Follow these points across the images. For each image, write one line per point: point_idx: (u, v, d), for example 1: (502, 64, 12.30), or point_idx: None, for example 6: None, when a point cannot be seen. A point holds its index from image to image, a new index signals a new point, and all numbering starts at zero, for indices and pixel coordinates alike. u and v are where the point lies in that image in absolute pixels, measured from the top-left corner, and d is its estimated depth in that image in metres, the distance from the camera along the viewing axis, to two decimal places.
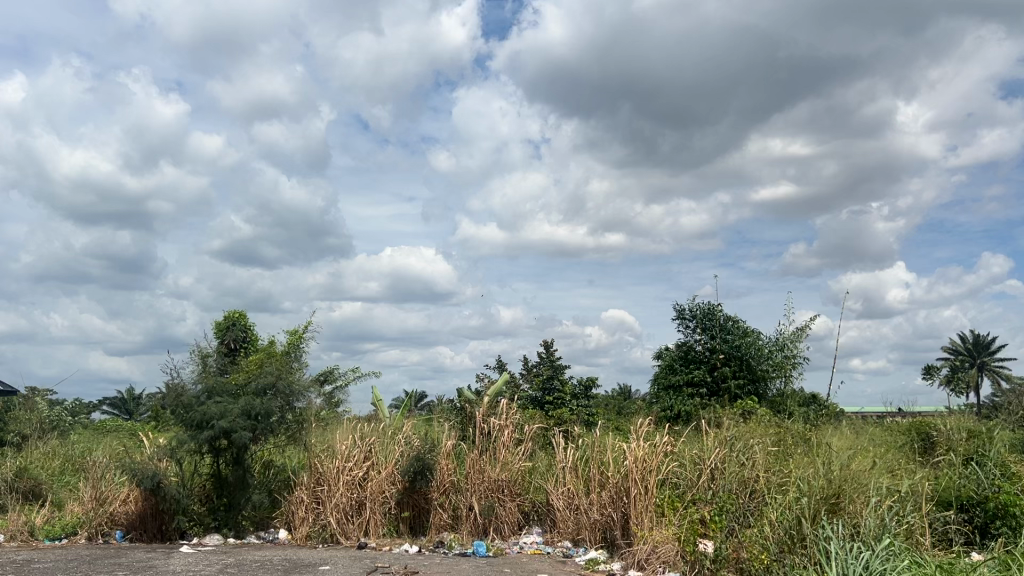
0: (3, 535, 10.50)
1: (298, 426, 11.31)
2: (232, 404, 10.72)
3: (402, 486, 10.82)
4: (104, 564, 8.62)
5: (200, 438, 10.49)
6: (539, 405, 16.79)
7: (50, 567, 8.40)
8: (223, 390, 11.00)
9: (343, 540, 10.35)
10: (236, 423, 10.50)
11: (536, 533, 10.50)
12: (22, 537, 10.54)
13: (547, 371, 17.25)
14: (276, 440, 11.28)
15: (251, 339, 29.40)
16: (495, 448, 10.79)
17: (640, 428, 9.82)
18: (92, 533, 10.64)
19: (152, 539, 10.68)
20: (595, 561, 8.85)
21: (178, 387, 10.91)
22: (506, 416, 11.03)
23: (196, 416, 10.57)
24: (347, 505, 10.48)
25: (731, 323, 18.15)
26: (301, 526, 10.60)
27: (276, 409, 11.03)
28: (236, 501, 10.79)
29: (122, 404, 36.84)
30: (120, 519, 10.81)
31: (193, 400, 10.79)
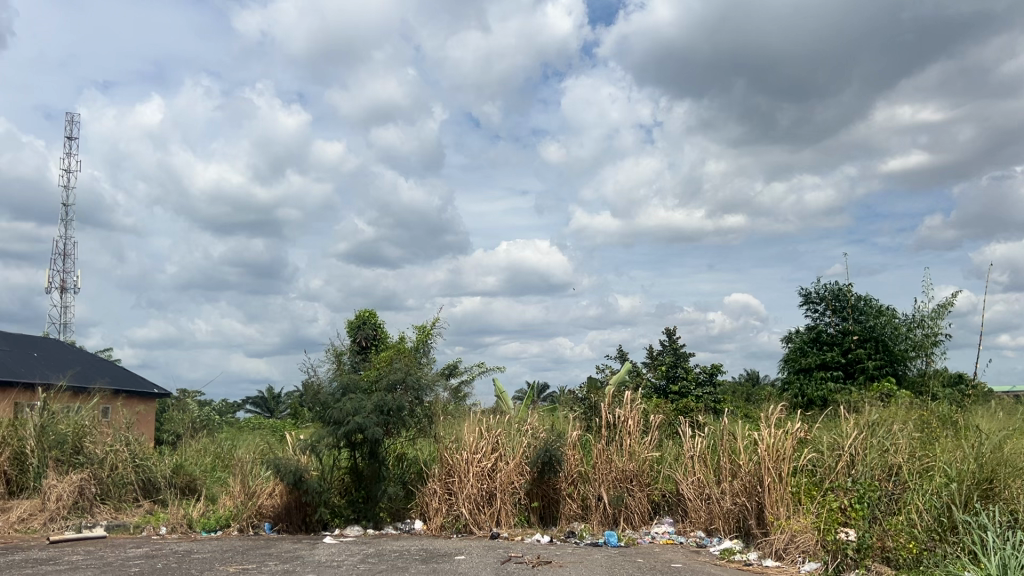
0: (164, 528, 11.27)
1: (427, 420, 11.60)
2: (366, 401, 11.16)
3: (531, 476, 10.91)
4: (255, 554, 9.14)
5: (337, 434, 10.94)
6: (664, 394, 16.59)
7: (208, 557, 8.98)
8: (356, 386, 11.45)
9: (476, 530, 10.57)
10: (369, 419, 10.91)
11: (668, 522, 10.36)
12: (182, 529, 11.26)
13: (671, 359, 17.00)
14: (407, 434, 11.61)
15: (380, 339, 30.28)
16: (621, 438, 10.79)
17: (771, 415, 9.56)
18: (244, 525, 11.26)
19: (297, 530, 11.24)
20: (731, 551, 8.69)
21: (315, 385, 11.44)
22: (630, 406, 11.00)
23: (333, 413, 11.04)
24: (478, 496, 10.69)
25: (864, 303, 17.35)
26: (434, 516, 10.92)
27: (407, 403, 11.37)
28: (373, 493, 11.22)
29: (264, 403, 38.72)
30: (267, 512, 11.34)
31: (329, 397, 11.27)
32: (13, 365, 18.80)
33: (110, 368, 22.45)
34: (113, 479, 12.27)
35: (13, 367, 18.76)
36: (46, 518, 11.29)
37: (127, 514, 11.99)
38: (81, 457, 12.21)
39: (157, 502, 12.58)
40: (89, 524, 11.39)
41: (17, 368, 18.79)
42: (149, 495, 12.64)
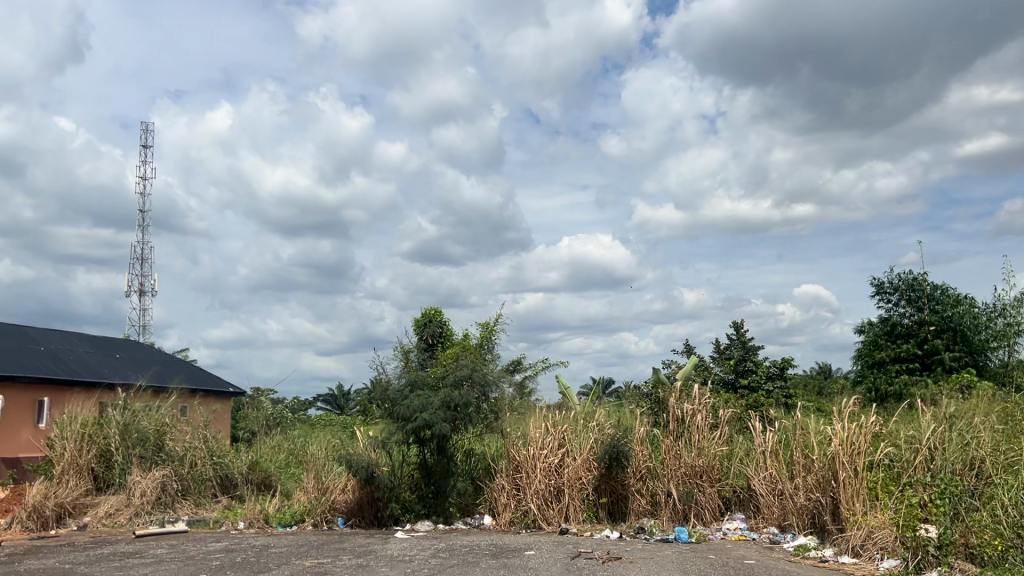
0: (243, 523, 11.59)
1: (493, 416, 11.68)
2: (433, 397, 11.30)
3: (599, 472, 10.89)
4: (330, 549, 9.34)
5: (406, 430, 11.10)
6: (733, 388, 16.36)
7: (285, 551, 9.22)
8: (424, 382, 11.60)
9: (545, 525, 10.60)
10: (436, 416, 11.05)
11: (740, 518, 10.21)
12: (259, 524, 11.57)
13: (739, 353, 16.73)
14: (475, 430, 11.71)
15: (446, 337, 30.56)
16: (689, 434, 10.68)
17: (844, 408, 9.35)
18: (318, 520, 11.51)
19: (370, 525, 11.45)
20: (806, 548, 8.51)
21: (383, 381, 11.64)
22: (698, 401, 10.87)
23: (401, 410, 11.22)
24: (546, 492, 10.71)
25: (940, 292, 16.80)
26: (503, 512, 10.98)
27: (473, 400, 11.47)
28: (443, 488, 11.37)
29: (334, 400, 39.51)
30: (340, 507, 11.56)
31: (398, 394, 11.46)
32: (97, 365, 19.65)
33: (187, 368, 23.19)
34: (193, 475, 12.71)
35: (97, 368, 19.54)
36: (132, 513, 11.77)
37: (207, 509, 12.39)
38: (162, 454, 12.68)
39: (235, 497, 12.98)
40: (172, 518, 11.82)
41: (100, 369, 19.57)
42: (227, 491, 13.05)
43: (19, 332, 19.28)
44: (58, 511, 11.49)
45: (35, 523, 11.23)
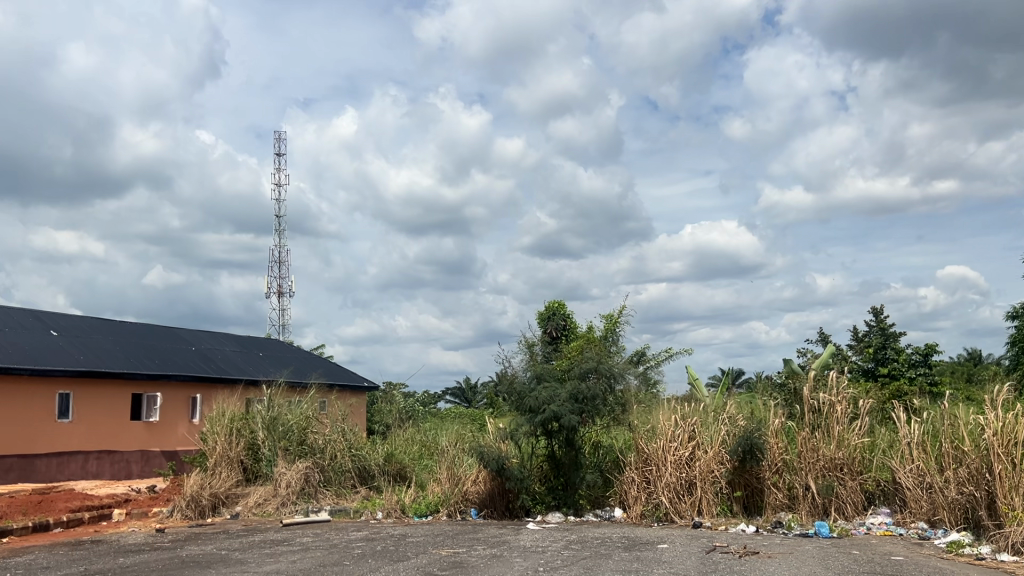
0: (381, 513, 12.01)
1: (620, 408, 11.61)
2: (560, 390, 11.38)
3: (732, 465, 10.65)
4: (465, 539, 9.56)
5: (534, 422, 11.22)
6: (872, 377, 15.63)
7: (422, 541, 9.49)
8: (550, 375, 11.68)
9: (678, 519, 10.47)
10: (564, 407, 11.12)
11: (885, 513, 9.76)
12: (396, 514, 11.96)
13: (879, 340, 15.93)
14: (602, 422, 11.69)
15: (570, 329, 30.60)
16: (828, 425, 10.27)
17: (998, 396, 8.75)
18: (452, 510, 11.78)
19: (502, 516, 11.63)
20: (959, 544, 8.03)
21: (509, 375, 11.79)
22: (836, 391, 10.44)
23: (529, 403, 11.34)
24: (678, 485, 10.58)
25: None
26: (634, 504, 10.91)
27: (600, 392, 11.45)
28: (573, 480, 11.44)
29: (462, 394, 40.32)
30: (473, 497, 11.80)
31: (525, 387, 11.59)
32: (242, 364, 20.82)
33: (324, 364, 24.22)
34: (333, 467, 13.31)
35: (243, 365, 20.71)
36: (279, 503, 12.43)
37: (347, 499, 12.93)
38: (306, 447, 13.31)
39: (373, 488, 13.48)
40: (315, 508, 12.41)
41: (246, 367, 20.73)
42: (365, 482, 13.57)
43: (173, 334, 20.68)
44: (213, 501, 12.28)
45: (193, 511, 12.04)
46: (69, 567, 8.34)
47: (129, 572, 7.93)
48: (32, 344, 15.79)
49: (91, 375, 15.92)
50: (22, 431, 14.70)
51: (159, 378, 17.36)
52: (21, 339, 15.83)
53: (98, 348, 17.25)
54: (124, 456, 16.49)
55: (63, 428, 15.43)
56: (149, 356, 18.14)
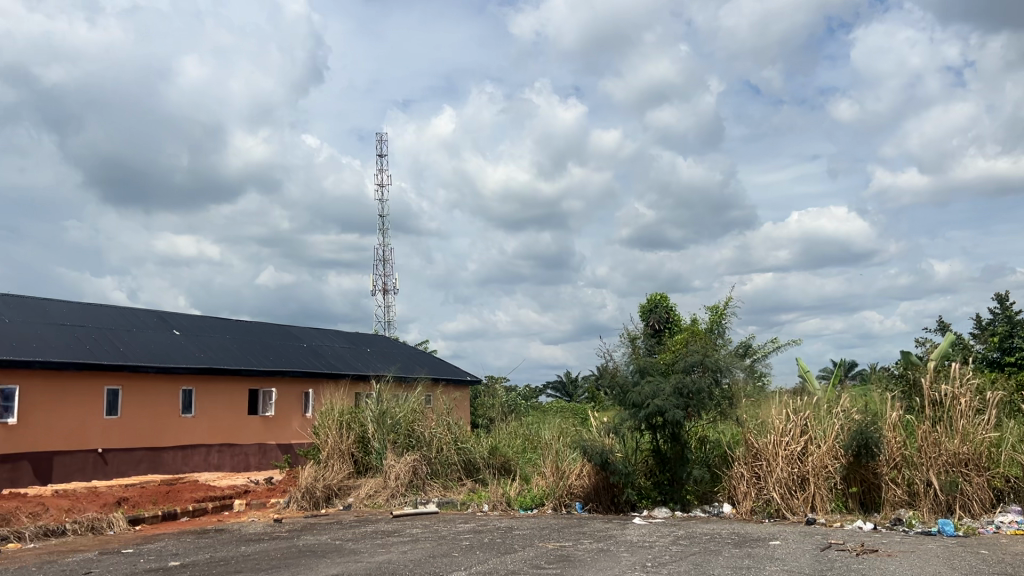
0: (487, 505, 12.14)
1: (727, 402, 11.36)
2: (664, 384, 11.23)
3: (847, 460, 10.28)
4: (571, 532, 9.57)
5: (639, 417, 11.12)
6: (998, 367, 14.76)
7: (528, 534, 9.56)
8: (654, 369, 11.54)
9: (790, 515, 10.18)
10: (669, 402, 10.98)
11: (1016, 511, 9.21)
12: (502, 507, 12.07)
13: (1005, 328, 15.04)
14: (709, 416, 11.48)
15: (674, 322, 30.17)
16: (951, 418, 9.76)
17: None
18: (557, 504, 11.80)
19: (607, 510, 11.58)
20: None
21: (612, 369, 11.71)
22: (960, 382, 9.89)
23: (633, 397, 11.25)
24: (789, 480, 10.29)
25: None
26: (744, 500, 10.66)
27: (706, 386, 11.23)
28: (679, 475, 11.28)
29: (563, 387, 40.36)
30: (577, 491, 11.79)
31: (628, 381, 11.50)
32: (351, 359, 21.45)
33: (429, 359, 24.66)
34: (439, 459, 13.56)
35: (351, 361, 21.34)
36: (389, 494, 12.77)
37: (454, 492, 13.15)
38: (413, 439, 13.62)
39: (478, 481, 13.66)
40: (423, 500, 12.68)
41: (354, 362, 21.35)
42: (470, 475, 13.75)
43: (285, 331, 21.49)
44: (327, 492, 12.71)
45: (308, 502, 12.50)
46: (195, 554, 8.80)
47: (250, 560, 8.30)
48: (158, 343, 16.71)
49: (212, 372, 16.73)
50: (150, 425, 15.60)
51: (274, 374, 18.09)
52: (148, 338, 16.79)
53: (217, 345, 18.12)
54: (243, 448, 17.28)
55: (187, 422, 16.29)
56: (264, 353, 18.92)
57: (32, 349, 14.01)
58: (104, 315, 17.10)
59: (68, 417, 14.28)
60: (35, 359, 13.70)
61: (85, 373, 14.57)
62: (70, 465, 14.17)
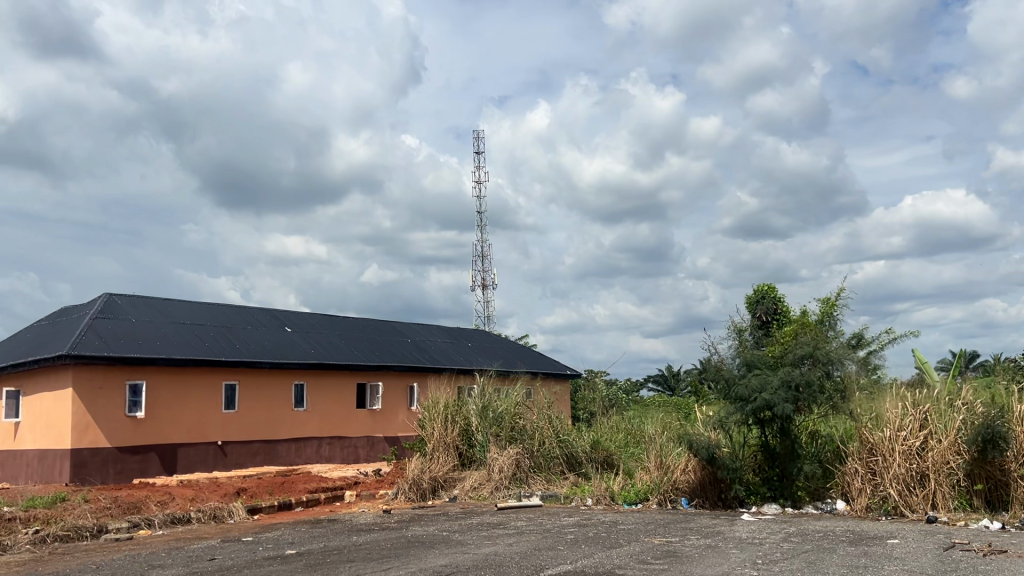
0: (591, 499, 12.10)
1: (839, 396, 10.96)
2: (772, 377, 10.93)
3: (970, 456, 9.77)
4: (677, 528, 9.44)
5: (746, 411, 10.87)
6: None
7: (633, 529, 9.48)
8: (761, 362, 11.24)
9: (908, 513, 9.76)
10: (777, 396, 10.69)
11: None
12: (606, 501, 12.01)
13: None
14: (820, 411, 11.10)
15: (782, 313, 29.36)
16: None
17: None
18: (662, 499, 11.64)
19: (715, 506, 11.37)
20: None
21: (717, 362, 11.46)
22: None
23: (740, 390, 11.00)
24: (907, 477, 9.87)
25: None
26: (859, 497, 10.28)
27: (816, 379, 10.86)
28: (789, 471, 10.97)
29: (665, 381, 39.84)
30: (683, 487, 11.62)
31: (734, 374, 11.24)
32: (453, 353, 21.79)
33: (529, 354, 24.78)
34: (541, 452, 13.61)
35: (453, 355, 21.67)
36: (493, 487, 12.92)
37: (557, 485, 13.17)
38: (515, 432, 13.72)
39: (581, 475, 13.64)
40: (527, 493, 12.76)
41: (456, 357, 21.67)
42: (573, 469, 13.74)
43: (390, 327, 22.03)
44: (433, 484, 12.97)
45: (415, 494, 12.78)
46: (310, 543, 9.13)
47: (362, 549, 8.54)
48: (271, 340, 17.40)
49: (322, 367, 17.31)
50: (265, 419, 16.27)
51: (380, 369, 18.56)
52: (261, 335, 17.50)
53: (325, 341, 18.72)
54: (352, 441, 17.82)
55: (299, 416, 16.91)
56: (370, 348, 19.43)
57: (157, 347, 14.82)
58: (221, 314, 17.93)
59: (190, 411, 15.06)
60: (160, 356, 14.49)
61: (205, 370, 15.32)
62: (192, 457, 14.94)
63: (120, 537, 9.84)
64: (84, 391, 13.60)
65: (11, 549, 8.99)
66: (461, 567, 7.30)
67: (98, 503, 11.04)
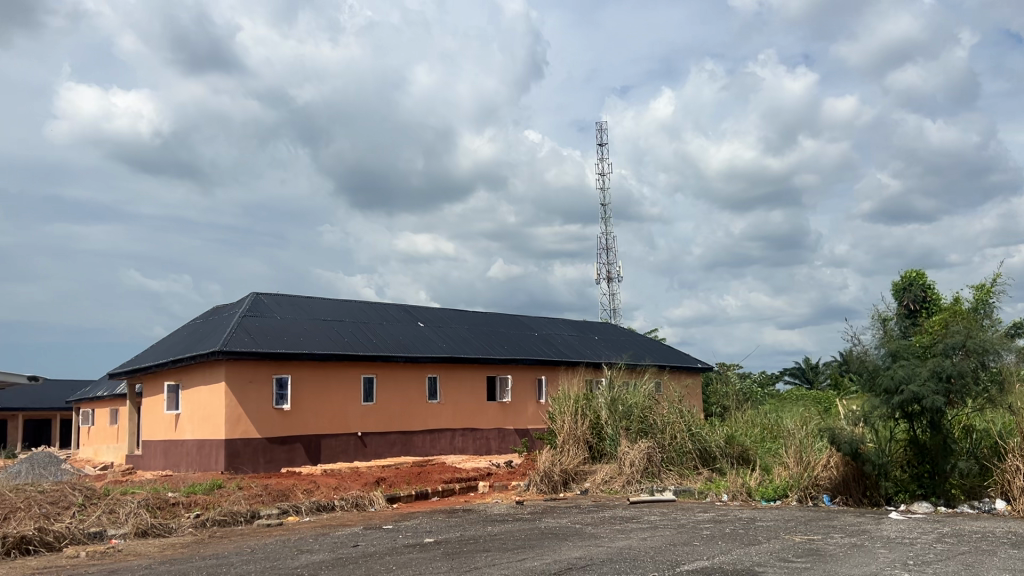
0: (727, 495, 11.81)
1: (997, 388, 10.26)
2: (920, 368, 10.36)
3: None
4: (819, 526, 9.09)
5: (893, 404, 10.35)
6: None
7: (772, 526, 9.20)
8: (908, 352, 10.65)
9: None
10: (927, 388, 10.12)
11: None
12: (742, 497, 11.71)
13: None
14: (975, 404, 10.43)
15: (933, 300, 27.64)
16: None
17: None
18: (803, 495, 11.21)
19: (860, 503, 10.87)
20: None
21: (860, 353, 10.94)
22: None
23: (885, 382, 10.48)
24: None
25: None
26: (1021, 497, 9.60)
27: (970, 370, 10.21)
28: (941, 467, 10.38)
29: (802, 374, 38.37)
30: (825, 483, 11.17)
31: (879, 365, 10.70)
32: (581, 347, 21.80)
33: (658, 346, 24.45)
34: (674, 447, 13.40)
35: (581, 348, 21.69)
36: (625, 481, 12.84)
37: (691, 480, 12.95)
38: (647, 425, 13.58)
39: (716, 470, 13.35)
40: (660, 487, 12.60)
41: (584, 350, 21.67)
42: (707, 463, 13.46)
43: (517, 321, 22.27)
44: (564, 476, 13.02)
45: (547, 486, 12.88)
46: (449, 532, 9.38)
47: (497, 540, 8.67)
48: (405, 335, 17.98)
49: (454, 361, 17.70)
50: (401, 411, 16.81)
51: (511, 362, 18.82)
52: (396, 330, 18.10)
53: (457, 336, 19.16)
54: (484, 433, 18.17)
55: (433, 408, 17.38)
56: (499, 342, 19.72)
57: (300, 342, 15.58)
58: (358, 310, 18.65)
59: (332, 403, 15.75)
60: (304, 351, 15.23)
61: (345, 364, 15.99)
62: (335, 447, 15.62)
63: (271, 523, 10.43)
64: (236, 385, 14.47)
65: (175, 531, 9.69)
66: (595, 560, 7.30)
67: (251, 490, 11.74)
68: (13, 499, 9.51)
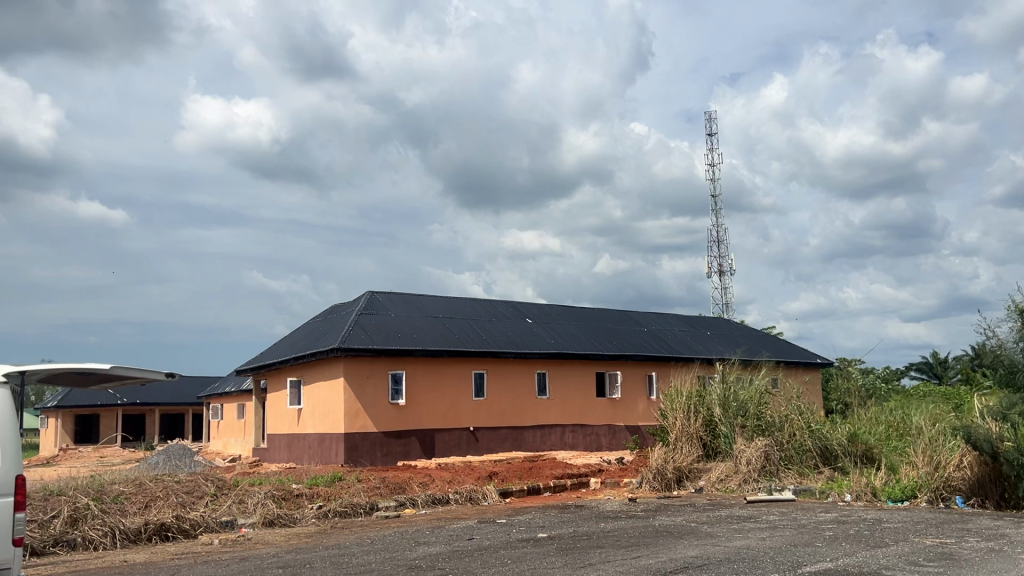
0: (850, 495, 11.36)
1: None
2: None
3: None
4: (952, 528, 8.61)
5: None
6: None
7: (900, 527, 8.80)
8: None
9: None
10: None
11: None
12: (867, 497, 11.24)
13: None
14: None
15: None
16: None
17: None
18: (933, 496, 10.66)
19: (998, 506, 10.24)
20: None
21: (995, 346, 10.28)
22: None
23: None
24: None
25: None
26: None
27: None
28: None
29: (930, 369, 36.50)
30: (958, 484, 10.59)
31: None
32: (692, 342, 21.43)
33: (773, 341, 23.74)
34: (793, 444, 13.01)
35: (693, 344, 21.34)
36: (741, 479, 12.53)
37: (811, 480, 12.53)
38: (763, 421, 13.23)
39: (837, 469, 12.87)
40: (779, 486, 12.23)
41: (696, 345, 21.30)
42: (828, 462, 13.00)
43: (626, 316, 22.10)
44: (677, 474, 12.84)
45: (660, 483, 12.72)
46: (562, 527, 9.42)
47: (610, 537, 8.63)
48: (515, 331, 18.13)
49: (564, 356, 17.73)
50: (513, 407, 16.97)
51: (620, 358, 18.69)
52: (506, 327, 18.29)
53: (566, 332, 19.19)
54: (594, 429, 18.13)
55: (544, 404, 17.46)
56: (609, 338, 19.63)
57: (413, 339, 15.95)
58: (468, 308, 18.93)
59: (444, 399, 16.05)
60: (417, 348, 15.60)
61: (457, 360, 16.27)
62: (448, 441, 15.91)
63: (389, 514, 10.74)
64: (353, 380, 14.94)
65: (299, 521, 10.13)
66: (711, 560, 7.13)
67: (370, 482, 12.12)
68: (153, 488, 10.15)
